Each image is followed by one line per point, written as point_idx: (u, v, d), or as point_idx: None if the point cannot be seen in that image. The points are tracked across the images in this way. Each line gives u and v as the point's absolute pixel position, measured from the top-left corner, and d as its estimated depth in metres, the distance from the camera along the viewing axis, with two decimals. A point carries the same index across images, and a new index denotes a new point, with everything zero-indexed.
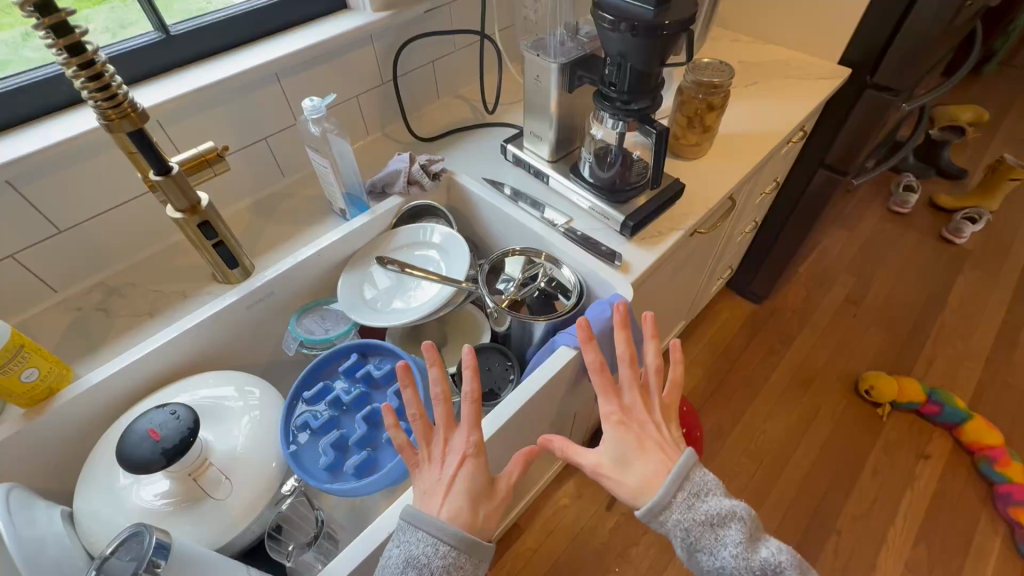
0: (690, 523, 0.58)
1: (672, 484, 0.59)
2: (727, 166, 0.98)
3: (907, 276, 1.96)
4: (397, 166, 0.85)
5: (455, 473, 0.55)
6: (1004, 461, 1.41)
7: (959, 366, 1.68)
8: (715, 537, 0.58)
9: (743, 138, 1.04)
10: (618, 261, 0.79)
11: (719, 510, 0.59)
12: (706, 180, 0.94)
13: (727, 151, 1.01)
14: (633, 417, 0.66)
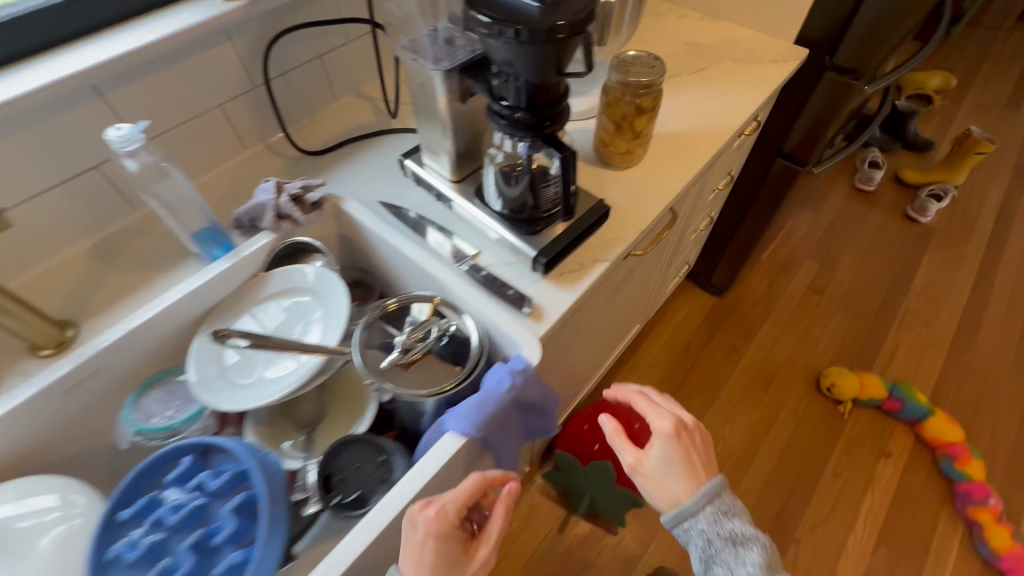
0: (714, 541, 0.57)
1: (701, 501, 0.57)
2: (665, 172, 0.85)
3: (872, 259, 1.88)
4: (261, 199, 0.70)
5: (422, 542, 0.48)
6: (963, 458, 1.37)
7: (923, 355, 1.63)
8: (734, 556, 0.57)
9: (686, 136, 0.90)
10: (528, 307, 0.66)
11: (747, 535, 0.57)
12: (641, 190, 0.81)
13: (667, 153, 0.87)
14: (686, 431, 0.61)
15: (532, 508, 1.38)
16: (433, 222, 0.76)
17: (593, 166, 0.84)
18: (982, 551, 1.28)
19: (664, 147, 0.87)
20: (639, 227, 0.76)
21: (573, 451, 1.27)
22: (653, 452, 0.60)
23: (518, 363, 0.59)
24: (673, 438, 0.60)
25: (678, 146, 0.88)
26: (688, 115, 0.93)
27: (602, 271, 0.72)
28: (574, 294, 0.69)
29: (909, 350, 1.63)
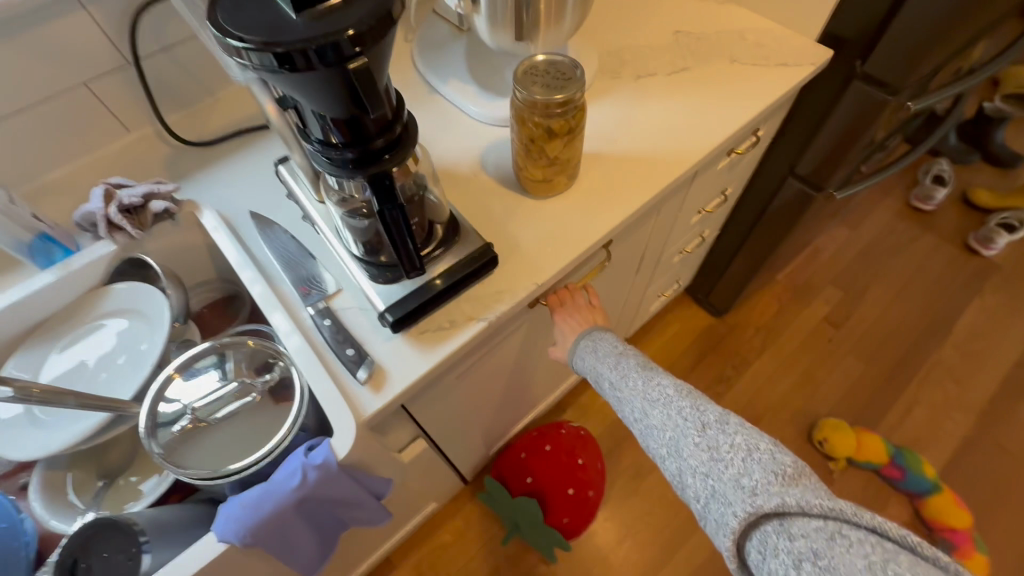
0: (591, 359, 0.69)
1: (576, 334, 0.72)
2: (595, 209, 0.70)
3: (909, 293, 1.63)
4: (91, 207, 0.61)
5: None
6: (964, 549, 1.19)
7: (943, 418, 1.41)
8: (592, 352, 0.69)
9: (636, 162, 0.73)
10: (368, 371, 0.55)
11: (617, 350, 0.69)
12: (554, 231, 0.66)
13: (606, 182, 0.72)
14: (566, 307, 0.73)
15: (464, 526, 1.32)
16: (299, 245, 0.65)
17: (508, 192, 0.70)
18: None
19: (604, 176, 0.72)
20: (537, 280, 0.62)
21: (506, 479, 1.18)
22: (559, 338, 0.75)
23: (319, 455, 0.48)
24: (560, 312, 0.73)
25: (619, 174, 0.71)
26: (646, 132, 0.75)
27: (475, 335, 0.59)
28: (431, 359, 0.57)
29: (928, 410, 1.42)
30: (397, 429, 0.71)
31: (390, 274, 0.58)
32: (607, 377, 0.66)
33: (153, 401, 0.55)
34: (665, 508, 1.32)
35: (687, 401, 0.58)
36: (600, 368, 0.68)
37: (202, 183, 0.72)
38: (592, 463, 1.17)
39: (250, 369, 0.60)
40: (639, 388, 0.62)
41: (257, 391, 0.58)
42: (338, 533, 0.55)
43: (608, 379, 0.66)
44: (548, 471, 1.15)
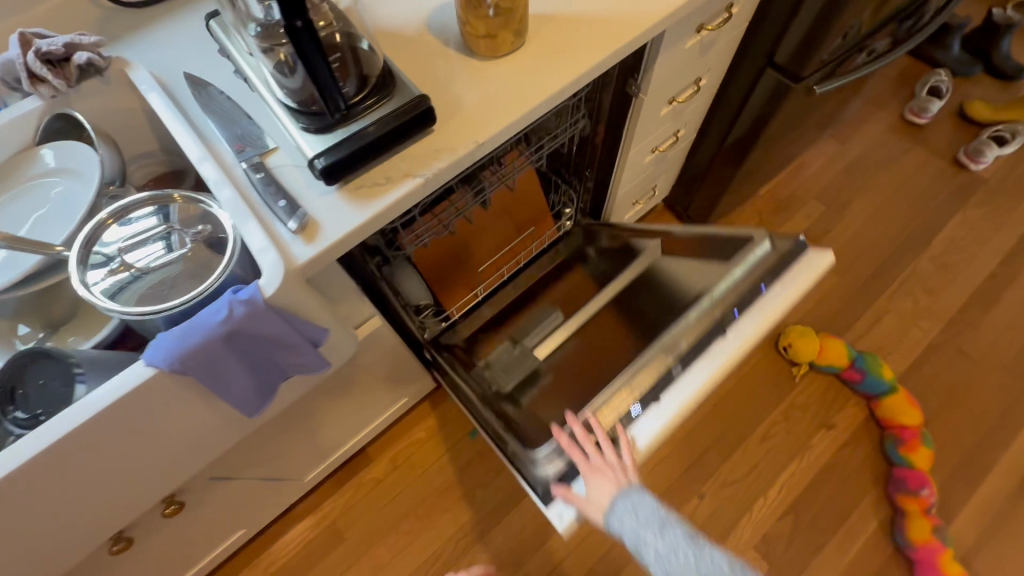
0: (632, 523, 0.64)
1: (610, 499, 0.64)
2: (717, 324, 0.69)
3: (891, 208, 1.61)
4: (8, 55, 0.59)
5: None
6: (911, 443, 1.24)
7: (910, 326, 1.44)
8: (633, 520, 0.64)
9: (768, 287, 0.71)
10: (301, 223, 0.55)
11: (654, 511, 0.66)
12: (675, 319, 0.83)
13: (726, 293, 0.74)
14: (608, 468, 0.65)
15: (439, 425, 1.38)
16: (233, 103, 0.63)
17: (454, 53, 0.67)
18: (898, 540, 1.20)
19: (723, 319, 0.70)
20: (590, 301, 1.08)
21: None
22: (590, 492, 0.64)
23: (246, 292, 0.49)
24: (594, 470, 0.64)
25: (753, 294, 0.71)
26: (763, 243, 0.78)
27: (411, 191, 0.58)
28: (366, 214, 0.57)
29: (895, 320, 1.45)
30: (348, 299, 0.71)
31: (318, 120, 0.56)
32: (650, 546, 0.63)
33: (78, 246, 0.55)
34: None
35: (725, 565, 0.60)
36: (642, 531, 0.64)
37: (135, 44, 0.69)
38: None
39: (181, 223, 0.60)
40: (688, 561, 0.61)
41: (188, 240, 0.58)
42: (277, 380, 0.57)
43: (654, 546, 0.63)
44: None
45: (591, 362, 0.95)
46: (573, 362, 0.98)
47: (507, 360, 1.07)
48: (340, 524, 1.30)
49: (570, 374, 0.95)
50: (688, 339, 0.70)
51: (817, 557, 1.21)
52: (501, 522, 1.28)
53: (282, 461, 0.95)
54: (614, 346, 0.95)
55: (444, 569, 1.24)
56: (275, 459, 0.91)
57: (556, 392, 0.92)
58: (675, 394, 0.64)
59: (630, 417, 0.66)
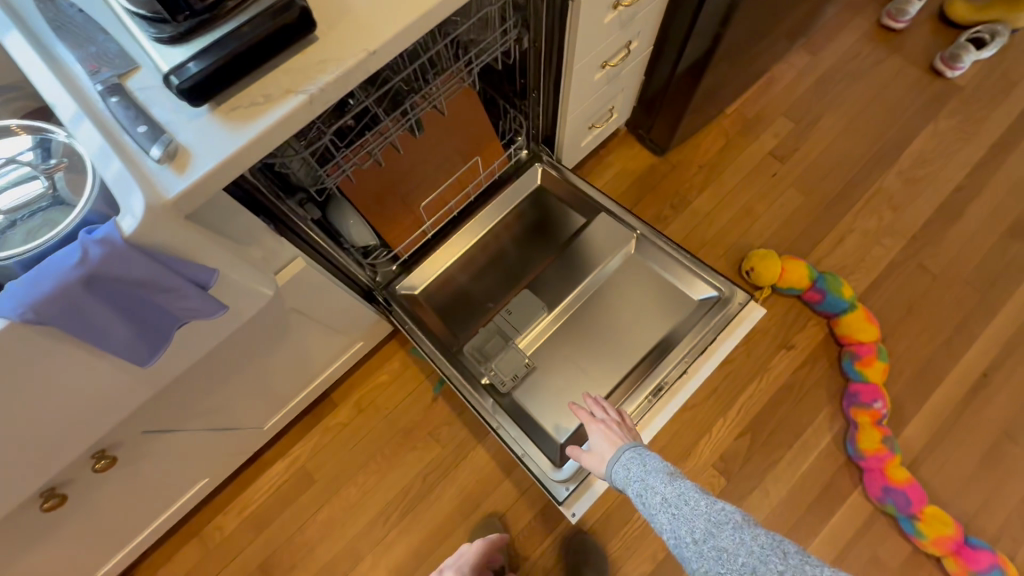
0: (638, 471, 0.68)
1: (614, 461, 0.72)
2: (688, 370, 0.94)
3: (861, 122, 1.55)
4: None
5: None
6: (866, 359, 1.26)
7: (874, 244, 1.42)
8: (640, 468, 0.68)
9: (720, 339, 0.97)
10: (167, 151, 0.49)
11: (662, 466, 0.67)
12: (656, 349, 1.04)
13: (700, 340, 0.96)
14: (612, 427, 0.80)
15: (403, 367, 1.37)
16: (78, 11, 0.54)
17: None
18: (850, 450, 1.24)
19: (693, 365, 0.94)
20: (563, 292, 1.14)
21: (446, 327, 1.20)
22: (594, 445, 0.79)
23: (102, 233, 0.45)
24: (595, 422, 0.81)
25: (712, 342, 0.95)
26: (729, 296, 0.99)
27: (292, 112, 0.52)
28: (241, 139, 0.51)
29: (859, 238, 1.43)
30: (259, 238, 0.66)
31: (168, 27, 0.50)
32: (657, 491, 0.63)
33: None
34: None
35: (700, 520, 0.57)
36: (650, 481, 0.65)
37: None
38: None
39: (39, 158, 0.56)
40: (698, 506, 0.58)
41: (47, 177, 0.54)
42: (170, 325, 0.54)
43: (659, 493, 0.63)
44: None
45: (578, 355, 1.08)
46: (551, 364, 1.08)
47: (495, 351, 1.08)
48: (310, 467, 1.31)
49: (553, 375, 1.07)
50: (667, 381, 0.93)
51: (772, 470, 1.26)
52: (467, 457, 1.30)
53: (228, 410, 0.94)
54: (594, 347, 1.08)
55: (414, 503, 1.27)
56: (220, 408, 0.90)
57: (540, 398, 1.05)
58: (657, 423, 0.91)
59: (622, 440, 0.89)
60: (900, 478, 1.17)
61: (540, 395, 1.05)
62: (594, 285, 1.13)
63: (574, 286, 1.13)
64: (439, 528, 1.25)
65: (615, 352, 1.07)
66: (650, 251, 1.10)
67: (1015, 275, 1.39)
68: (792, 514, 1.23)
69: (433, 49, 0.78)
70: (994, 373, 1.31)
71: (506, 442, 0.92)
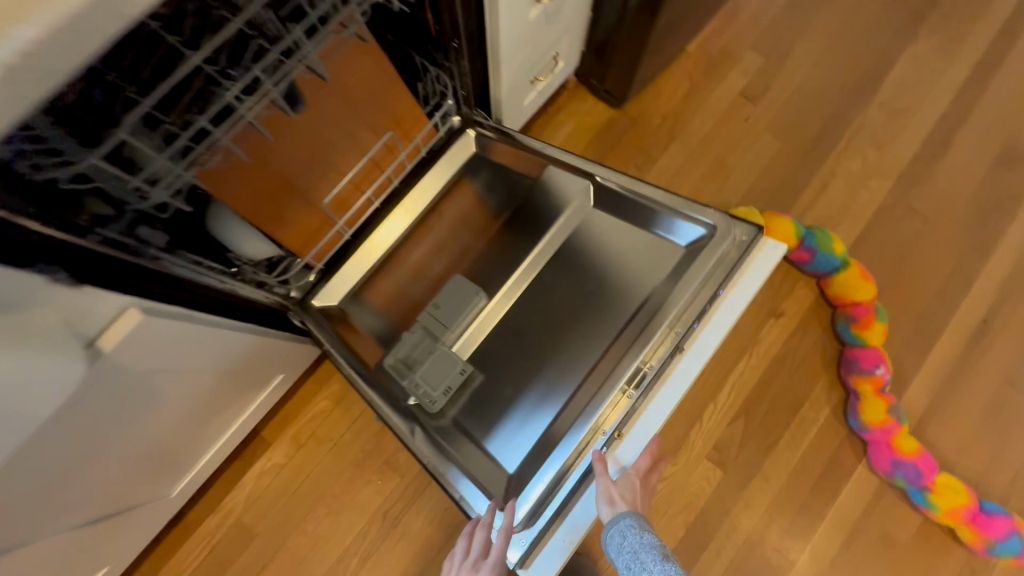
0: (637, 545, 0.67)
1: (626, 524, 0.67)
2: (682, 345, 0.74)
3: (837, 50, 1.37)
4: None
5: None
6: (864, 320, 1.13)
7: (860, 188, 1.27)
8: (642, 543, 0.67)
9: (724, 293, 0.76)
10: None
11: (652, 543, 0.69)
12: (640, 314, 0.81)
13: (695, 303, 0.76)
14: (633, 479, 0.72)
15: (345, 389, 1.17)
16: None
17: None
18: (852, 423, 1.12)
19: (687, 335, 0.74)
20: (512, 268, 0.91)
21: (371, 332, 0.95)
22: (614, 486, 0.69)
23: None
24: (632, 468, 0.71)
25: (711, 301, 0.76)
26: (725, 237, 0.79)
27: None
28: None
29: (844, 183, 1.28)
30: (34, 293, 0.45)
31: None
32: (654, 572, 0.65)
33: None
34: None
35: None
36: (645, 558, 0.66)
37: None
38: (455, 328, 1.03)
39: None
40: None
41: None
42: None
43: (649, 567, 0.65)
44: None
45: (539, 341, 0.86)
46: (508, 359, 0.86)
47: (421, 357, 0.84)
48: (247, 521, 1.11)
49: (512, 372, 0.84)
50: (657, 367, 0.73)
51: (771, 454, 1.14)
52: (432, 484, 1.13)
53: (99, 499, 0.72)
54: (558, 329, 0.85)
55: (375, 544, 1.10)
56: (93, 493, 0.70)
57: (495, 407, 0.82)
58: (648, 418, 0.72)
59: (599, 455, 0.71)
60: (909, 450, 1.07)
61: (495, 403, 0.83)
62: (549, 255, 0.91)
63: (526, 258, 0.91)
64: (409, 568, 1.09)
65: (591, 323, 0.84)
66: (618, 201, 0.89)
67: (1009, 208, 1.27)
68: (795, 499, 1.12)
69: None
70: (993, 318, 1.20)
71: (442, 484, 0.74)
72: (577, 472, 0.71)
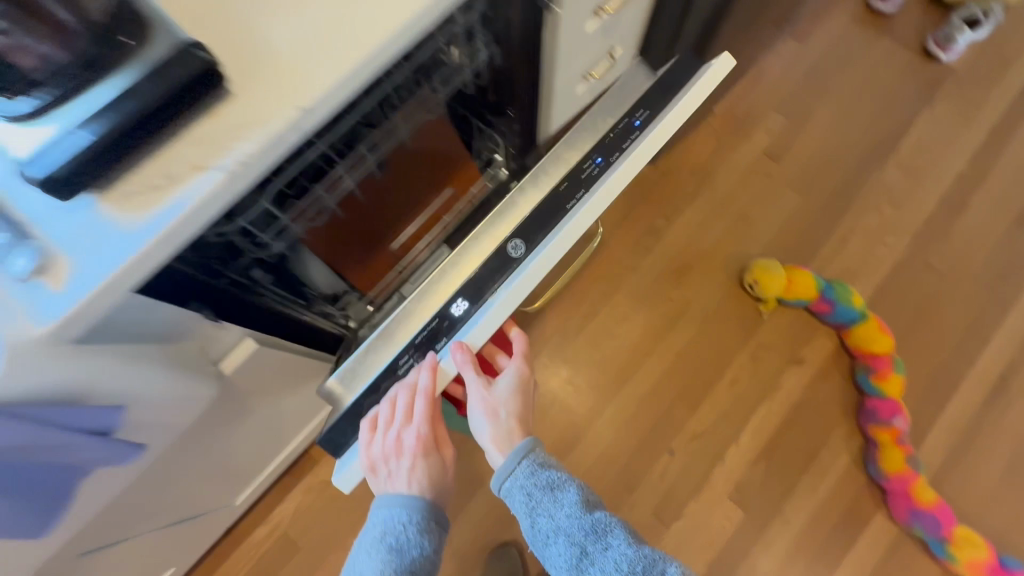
0: (528, 486, 0.59)
1: (512, 456, 0.61)
2: (603, 185, 0.67)
3: (856, 113, 1.46)
4: None
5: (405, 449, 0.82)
6: (882, 372, 1.18)
7: (877, 245, 1.34)
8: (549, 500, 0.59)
9: (639, 123, 0.70)
10: (40, 260, 0.37)
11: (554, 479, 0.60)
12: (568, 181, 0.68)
13: (598, 133, 0.70)
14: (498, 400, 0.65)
15: None
16: None
17: None
18: (871, 471, 1.17)
19: (580, 166, 0.69)
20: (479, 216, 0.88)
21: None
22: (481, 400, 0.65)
23: None
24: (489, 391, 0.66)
25: (624, 133, 0.70)
26: (646, 79, 0.73)
27: (199, 200, 0.40)
28: (136, 236, 0.39)
29: (862, 239, 1.35)
30: (181, 328, 0.54)
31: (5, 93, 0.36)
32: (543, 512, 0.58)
33: None
34: (594, 369, 1.28)
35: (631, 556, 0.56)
36: (548, 508, 0.58)
37: None
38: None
39: None
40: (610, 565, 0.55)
41: None
42: (71, 484, 0.44)
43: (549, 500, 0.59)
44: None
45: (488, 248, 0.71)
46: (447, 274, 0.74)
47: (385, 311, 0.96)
48: (293, 535, 1.19)
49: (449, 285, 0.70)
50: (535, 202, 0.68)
51: (791, 498, 1.18)
52: (465, 507, 1.21)
53: (184, 505, 0.80)
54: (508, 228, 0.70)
55: None
56: (175, 503, 0.77)
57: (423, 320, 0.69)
58: (525, 267, 0.66)
59: (450, 314, 0.67)
60: (927, 500, 1.10)
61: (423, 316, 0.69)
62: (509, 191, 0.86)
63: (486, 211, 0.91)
64: None
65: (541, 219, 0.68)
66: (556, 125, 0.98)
67: None
68: (815, 543, 1.16)
69: (395, 76, 0.63)
70: (1011, 375, 1.25)
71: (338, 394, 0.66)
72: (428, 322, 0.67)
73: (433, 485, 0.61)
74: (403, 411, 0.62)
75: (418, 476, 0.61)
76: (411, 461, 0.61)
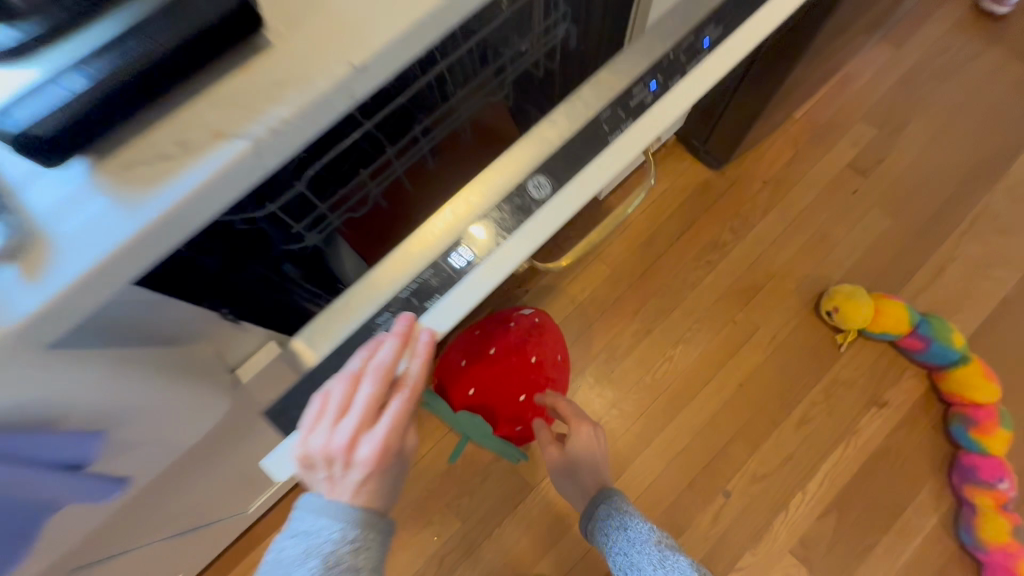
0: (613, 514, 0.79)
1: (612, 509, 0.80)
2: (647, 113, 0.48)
3: (959, 127, 1.30)
4: None
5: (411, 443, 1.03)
6: (985, 425, 1.03)
7: (980, 278, 1.18)
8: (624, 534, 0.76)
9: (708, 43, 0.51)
10: (9, 241, 0.29)
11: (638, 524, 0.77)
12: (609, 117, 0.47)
13: (650, 50, 0.49)
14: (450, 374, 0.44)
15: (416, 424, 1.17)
16: None
17: None
18: (964, 537, 1.01)
19: (629, 91, 0.48)
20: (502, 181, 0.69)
21: (434, 380, 0.98)
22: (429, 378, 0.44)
23: None
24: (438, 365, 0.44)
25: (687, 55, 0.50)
26: None
27: (218, 173, 0.31)
28: (131, 218, 0.30)
29: (962, 271, 1.19)
30: (202, 327, 0.46)
31: (0, 17, 0.29)
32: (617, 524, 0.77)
33: None
34: (643, 393, 1.16)
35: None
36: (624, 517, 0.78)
37: None
38: (560, 379, 0.99)
39: None
40: None
41: None
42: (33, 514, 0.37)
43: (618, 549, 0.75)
44: (496, 376, 0.93)
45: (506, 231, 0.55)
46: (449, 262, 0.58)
47: None
48: None
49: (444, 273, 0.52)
50: (567, 132, 0.46)
51: (865, 559, 1.04)
52: (493, 532, 1.12)
53: (194, 515, 0.73)
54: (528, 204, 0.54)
55: None
56: (178, 515, 0.69)
57: None
58: (552, 215, 0.46)
59: (447, 266, 0.45)
60: None
61: None
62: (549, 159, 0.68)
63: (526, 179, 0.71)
64: None
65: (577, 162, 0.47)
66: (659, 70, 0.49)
67: None
68: None
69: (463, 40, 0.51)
70: None
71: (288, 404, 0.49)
72: (419, 272, 0.44)
73: (383, 496, 0.45)
74: (337, 403, 0.41)
75: (367, 488, 0.43)
76: (362, 474, 0.42)
